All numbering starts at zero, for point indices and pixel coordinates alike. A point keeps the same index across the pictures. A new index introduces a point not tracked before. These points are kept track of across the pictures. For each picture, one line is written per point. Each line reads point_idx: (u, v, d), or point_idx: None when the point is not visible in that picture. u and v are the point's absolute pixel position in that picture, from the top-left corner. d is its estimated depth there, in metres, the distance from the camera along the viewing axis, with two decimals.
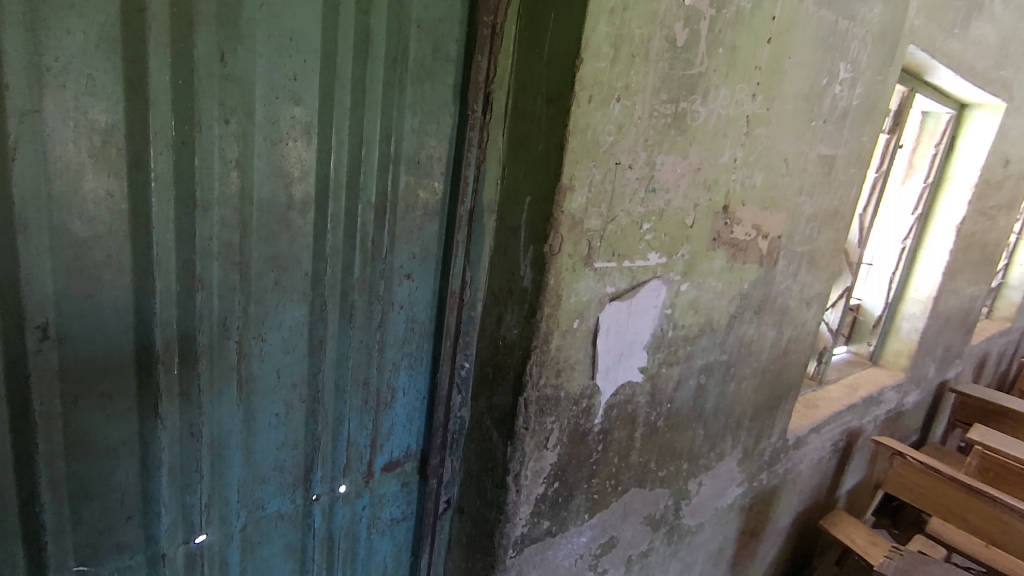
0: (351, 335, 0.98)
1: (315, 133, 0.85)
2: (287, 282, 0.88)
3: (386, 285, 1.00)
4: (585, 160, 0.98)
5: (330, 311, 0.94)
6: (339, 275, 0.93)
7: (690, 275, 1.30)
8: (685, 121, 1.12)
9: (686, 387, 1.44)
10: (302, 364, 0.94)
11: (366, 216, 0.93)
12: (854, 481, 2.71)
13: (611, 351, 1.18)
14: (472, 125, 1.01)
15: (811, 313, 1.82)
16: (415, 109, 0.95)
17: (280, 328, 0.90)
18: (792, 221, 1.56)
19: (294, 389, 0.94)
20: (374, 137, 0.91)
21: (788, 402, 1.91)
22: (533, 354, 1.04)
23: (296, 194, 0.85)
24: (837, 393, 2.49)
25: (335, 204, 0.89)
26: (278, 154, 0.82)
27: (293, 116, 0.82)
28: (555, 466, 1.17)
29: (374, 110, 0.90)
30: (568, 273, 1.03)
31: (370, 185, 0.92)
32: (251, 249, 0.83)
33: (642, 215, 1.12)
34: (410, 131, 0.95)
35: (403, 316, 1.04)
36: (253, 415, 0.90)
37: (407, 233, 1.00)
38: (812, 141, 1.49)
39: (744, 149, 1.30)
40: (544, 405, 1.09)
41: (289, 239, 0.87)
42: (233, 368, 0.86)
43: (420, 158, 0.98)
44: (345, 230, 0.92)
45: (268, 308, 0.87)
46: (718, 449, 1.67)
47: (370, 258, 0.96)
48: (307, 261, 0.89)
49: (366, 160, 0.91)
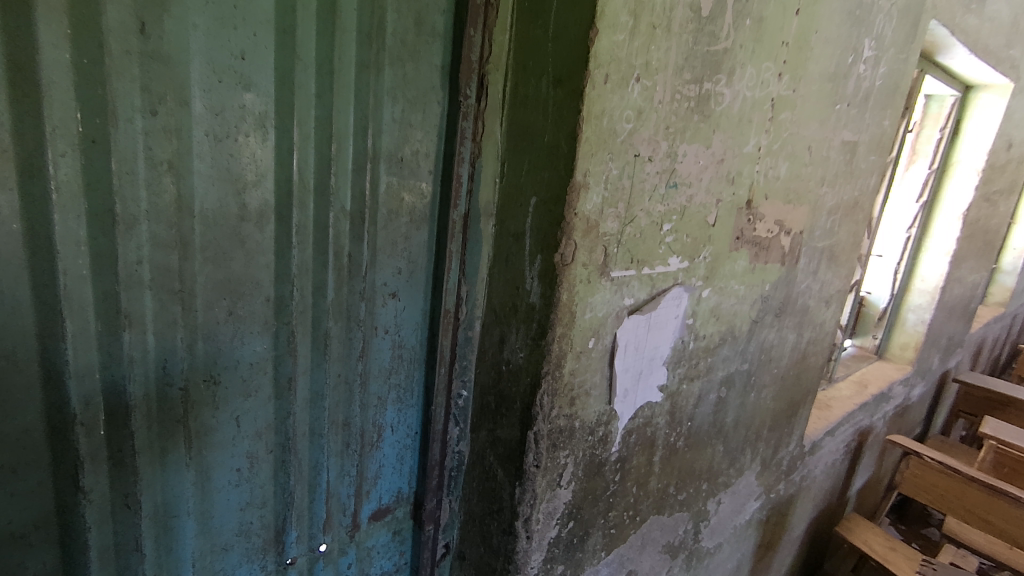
0: (328, 370, 0.81)
1: (271, 126, 0.68)
2: (245, 311, 0.72)
3: (368, 308, 0.84)
4: (600, 153, 0.82)
5: (300, 343, 0.77)
6: (309, 299, 0.77)
7: (712, 280, 1.16)
8: (709, 104, 0.98)
9: (707, 402, 1.30)
10: (267, 408, 0.77)
11: (341, 227, 0.77)
12: (864, 480, 2.61)
13: (629, 370, 1.03)
14: (465, 114, 0.84)
15: (829, 312, 1.70)
16: (396, 95, 0.78)
17: (238, 366, 0.73)
18: (814, 215, 1.43)
19: (259, 439, 0.77)
20: (347, 130, 0.74)
21: (806, 408, 1.78)
22: (544, 382, 0.89)
23: (251, 203, 0.69)
24: (847, 392, 2.39)
25: (302, 214, 0.73)
26: (225, 153, 0.65)
27: (243, 105, 0.65)
28: (569, 505, 1.02)
29: (346, 96, 0.73)
30: (582, 286, 0.88)
31: (345, 189, 0.76)
32: (196, 272, 0.66)
33: (663, 215, 0.97)
34: (390, 122, 0.79)
35: (389, 342, 0.88)
36: (209, 474, 0.74)
37: (391, 244, 0.84)
38: (836, 126, 1.36)
39: (769, 136, 1.16)
40: (557, 439, 0.94)
41: (244, 258, 0.70)
42: (179, 421, 0.69)
43: (404, 154, 0.82)
44: (314, 245, 0.75)
45: (222, 343, 0.71)
46: (737, 464, 1.54)
47: (348, 277, 0.80)
48: (268, 284, 0.73)
49: (339, 158, 0.74)
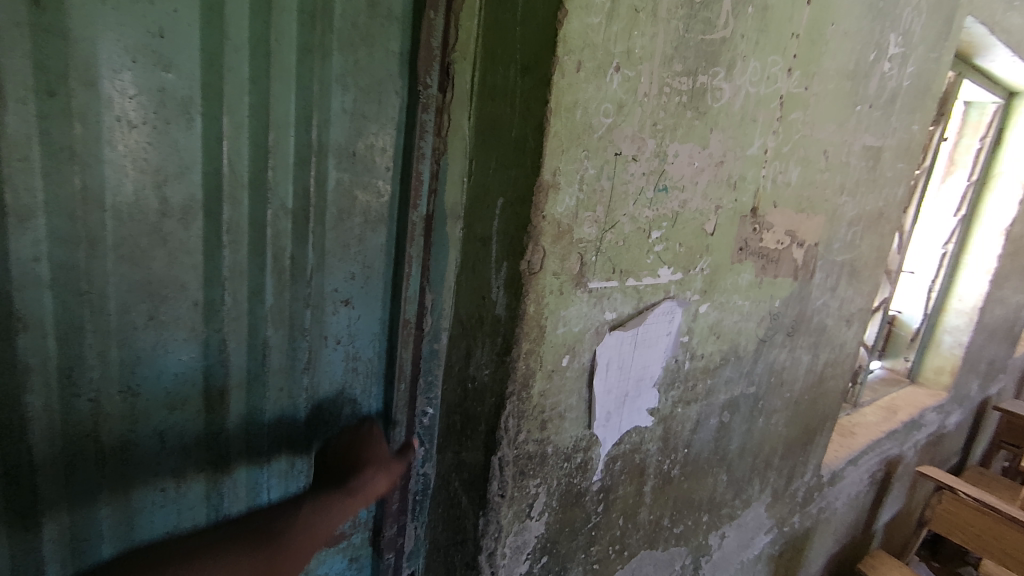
0: (268, 383, 0.75)
1: (197, 113, 0.62)
2: (168, 316, 0.65)
3: (315, 315, 0.77)
4: (573, 149, 0.74)
5: (234, 351, 0.71)
6: (244, 304, 0.70)
7: (711, 294, 1.06)
8: (704, 100, 0.88)
9: (706, 428, 1.20)
10: (197, 424, 0.70)
11: (281, 226, 0.70)
12: (892, 513, 2.43)
13: (613, 391, 0.94)
14: (426, 106, 0.77)
15: (850, 332, 1.56)
16: (346, 83, 0.72)
17: (160, 377, 0.66)
18: (831, 226, 1.31)
19: (188, 457, 0.71)
20: (286, 119, 0.67)
21: (824, 435, 1.65)
22: (509, 403, 0.80)
23: (173, 197, 0.62)
24: (873, 417, 2.23)
25: (233, 211, 0.66)
26: (141, 141, 0.59)
27: (161, 88, 0.59)
28: (542, 539, 0.93)
29: (286, 82, 0.66)
30: (553, 297, 0.79)
31: (285, 184, 0.69)
32: (107, 273, 0.60)
33: (650, 221, 0.88)
34: (340, 112, 0.72)
35: (341, 353, 0.82)
36: (127, 494, 0.67)
37: (342, 246, 0.77)
38: (856, 129, 1.25)
39: (777, 138, 1.05)
40: (525, 466, 0.85)
41: (166, 258, 0.63)
42: (88, 436, 0.63)
43: (356, 148, 0.75)
44: (250, 245, 0.68)
45: (141, 351, 0.64)
46: (744, 495, 1.42)
47: (290, 281, 0.73)
48: (195, 286, 0.66)
49: (277, 149, 0.67)
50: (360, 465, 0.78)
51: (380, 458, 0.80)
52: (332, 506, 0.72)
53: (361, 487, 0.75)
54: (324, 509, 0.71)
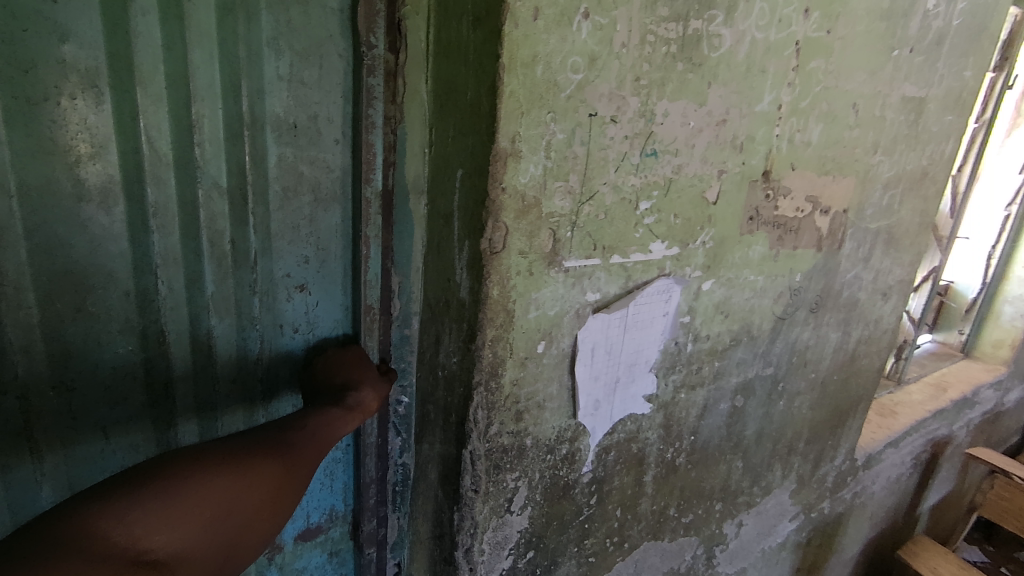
0: (217, 374, 0.72)
1: (106, 86, 0.56)
2: (99, 307, 0.62)
3: (265, 302, 0.72)
4: (536, 111, 0.65)
5: (174, 343, 0.67)
6: (182, 294, 0.66)
7: (715, 270, 0.95)
8: (699, 49, 0.77)
9: (716, 413, 1.11)
10: (142, 418, 0.68)
11: (216, 207, 0.65)
12: (940, 496, 2.27)
13: (601, 378, 0.86)
14: (373, 69, 0.69)
15: (888, 306, 1.42)
16: (280, 47, 0.65)
17: (97, 371, 0.64)
18: (863, 189, 1.17)
19: (137, 452, 0.69)
20: (211, 89, 0.61)
21: (857, 417, 1.52)
22: (477, 393, 0.74)
23: (89, 179, 0.58)
24: (920, 396, 2.06)
25: (158, 192, 0.61)
26: (46, 120, 0.55)
27: (61, 60, 0.54)
28: (526, 534, 0.87)
29: (206, 48, 0.60)
30: (521, 279, 0.72)
31: (217, 162, 0.64)
32: (23, 262, 0.57)
33: (638, 189, 0.79)
34: (275, 80, 0.65)
35: (300, 339, 0.77)
36: (74, 489, 0.66)
37: (291, 228, 0.71)
38: (893, 78, 1.09)
39: (794, 90, 0.93)
40: (501, 459, 0.80)
41: (88, 246, 0.60)
42: (20, 433, 0.61)
43: (297, 119, 0.68)
44: (182, 230, 0.64)
45: (73, 345, 0.62)
46: (763, 482, 1.33)
47: (232, 268, 0.68)
48: (124, 276, 0.62)
49: (203, 124, 0.62)
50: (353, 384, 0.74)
51: (371, 381, 0.76)
52: (333, 421, 0.69)
53: (357, 407, 0.72)
54: (326, 423, 0.68)
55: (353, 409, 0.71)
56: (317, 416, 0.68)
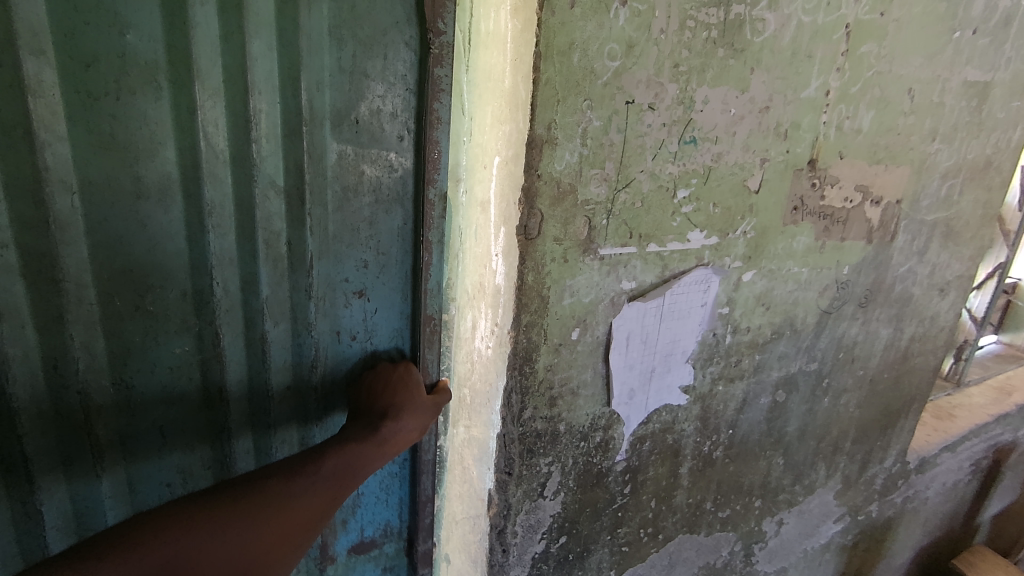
0: (270, 383, 0.71)
1: (164, 81, 0.55)
2: (157, 306, 0.61)
3: (322, 312, 0.71)
4: (572, 99, 0.66)
5: (229, 346, 0.67)
6: (237, 296, 0.65)
7: (756, 261, 0.94)
8: (742, 34, 0.76)
9: (757, 407, 1.09)
10: (198, 418, 0.68)
11: (272, 206, 0.63)
12: (1003, 505, 2.15)
13: (636, 367, 0.86)
14: (439, 59, 0.65)
15: (945, 303, 1.35)
16: (342, 37, 0.61)
17: (155, 371, 0.63)
18: (918, 179, 1.12)
19: (192, 452, 0.69)
20: (269, 83, 0.59)
21: (910, 418, 1.46)
22: (510, 376, 0.76)
23: (148, 176, 0.57)
24: (981, 399, 1.95)
25: (216, 191, 0.60)
26: (105, 115, 0.53)
27: (122, 53, 0.52)
28: (559, 519, 0.88)
29: (266, 39, 0.57)
30: (556, 265, 0.73)
31: (274, 160, 0.62)
32: (83, 260, 0.56)
33: (676, 177, 0.78)
34: (337, 72, 0.62)
35: (356, 347, 0.75)
36: (133, 485, 0.67)
37: (350, 229, 0.69)
38: (953, 61, 1.04)
39: (843, 76, 0.89)
40: (534, 444, 0.81)
41: (147, 244, 0.59)
42: (81, 426, 0.61)
43: (359, 115, 0.64)
44: (238, 229, 0.62)
45: (131, 342, 0.61)
46: (806, 481, 1.29)
47: (288, 272, 0.67)
48: (182, 275, 0.61)
49: (259, 120, 0.59)
50: (394, 409, 0.68)
51: (417, 404, 0.71)
52: (359, 457, 0.63)
53: (391, 436, 0.66)
54: (350, 461, 0.63)
55: (386, 442, 0.66)
56: (342, 453, 0.63)
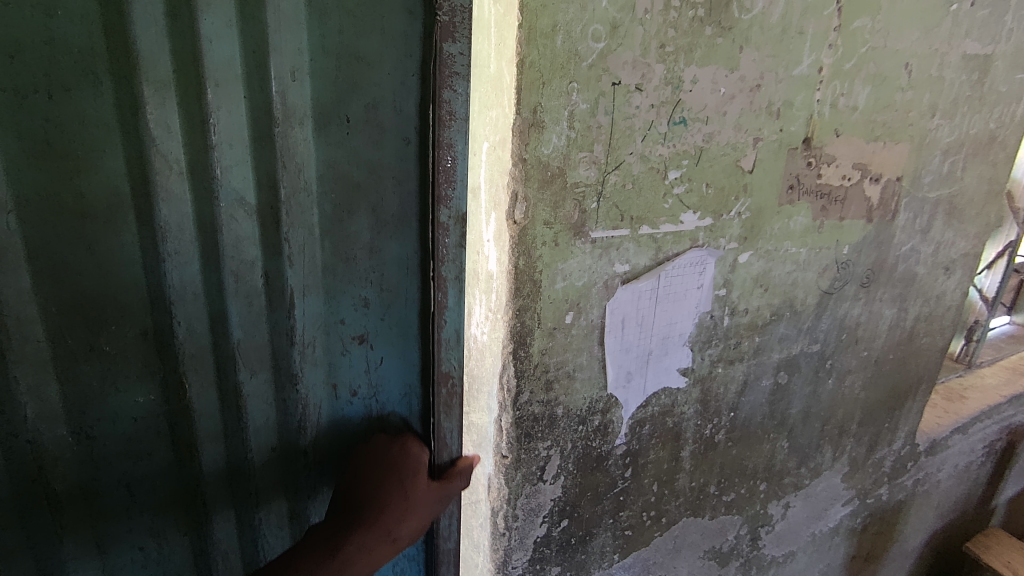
0: (250, 448, 0.71)
1: (103, 73, 0.51)
2: (115, 347, 0.60)
3: (311, 361, 0.70)
4: (557, 82, 0.66)
5: (198, 399, 0.65)
6: (205, 336, 0.63)
7: (753, 241, 0.93)
8: (729, 12, 0.75)
9: (758, 390, 1.08)
10: (168, 475, 0.67)
11: (240, 223, 0.60)
12: (1018, 488, 2.12)
13: (633, 351, 0.87)
14: (448, 33, 0.61)
15: (951, 282, 1.34)
16: (326, 7, 0.58)
17: (118, 423, 0.62)
18: (918, 156, 1.10)
19: (165, 515, 0.69)
20: (230, 68, 0.55)
21: (918, 400, 1.45)
22: (507, 361, 0.76)
23: (91, 193, 0.54)
24: (994, 380, 1.93)
25: (170, 209, 0.57)
26: (38, 117, 0.50)
27: (51, 41, 0.49)
28: (560, 502, 0.89)
29: (221, 15, 0.53)
30: (547, 249, 0.73)
31: (239, 168, 0.59)
32: (26, 291, 0.54)
33: (667, 158, 0.78)
34: (319, 53, 0.59)
35: (359, 404, 0.75)
36: (103, 547, 0.67)
37: (343, 258, 0.67)
38: (951, 35, 1.02)
39: (836, 52, 0.88)
40: (532, 428, 0.82)
41: (96, 271, 0.57)
42: (37, 483, 0.60)
43: (350, 113, 0.62)
44: (199, 253, 0.60)
45: (88, 388, 0.60)
46: (811, 464, 1.29)
47: (264, 309, 0.65)
48: (141, 313, 0.60)
49: (218, 122, 0.56)
50: (381, 505, 0.69)
51: (417, 498, 0.72)
52: None
53: (363, 552, 0.67)
54: None
55: (348, 561, 0.66)
56: None
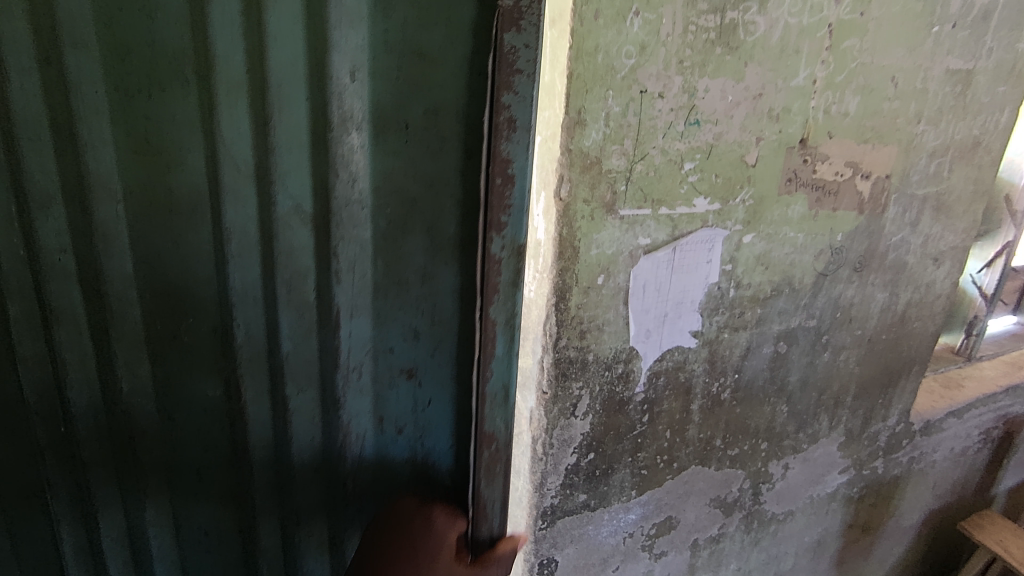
0: (294, 460, 0.83)
1: (190, 71, 0.64)
2: (190, 338, 0.74)
3: (355, 389, 0.81)
4: (597, 89, 0.85)
5: (254, 405, 0.79)
6: (262, 342, 0.76)
7: (755, 225, 1.11)
8: (736, 35, 0.93)
9: (760, 355, 1.25)
10: (228, 466, 0.82)
11: (298, 229, 0.72)
12: (1017, 479, 2.24)
13: (651, 312, 1.05)
14: (511, 23, 0.65)
15: (940, 272, 1.49)
16: (391, 19, 0.67)
17: (191, 409, 0.78)
18: (906, 157, 1.27)
19: (223, 503, 0.84)
20: (297, 73, 0.66)
21: (911, 379, 1.60)
22: (549, 312, 0.95)
23: (176, 189, 0.67)
24: (992, 371, 2.05)
25: (235, 209, 0.69)
26: (139, 112, 0.64)
27: (151, 40, 0.62)
28: (588, 437, 1.07)
29: (287, 20, 0.64)
30: (585, 222, 0.92)
31: (300, 174, 0.69)
32: (125, 277, 0.70)
33: (683, 152, 0.96)
34: (377, 55, 0.67)
35: (405, 442, 0.86)
36: (177, 514, 0.83)
37: (394, 286, 0.77)
38: (934, 53, 1.19)
39: (828, 67, 1.06)
40: (567, 369, 1.00)
41: (179, 263, 0.71)
42: (127, 446, 0.77)
43: (408, 121, 0.71)
44: (263, 259, 0.72)
45: (169, 374, 0.75)
46: (809, 430, 1.45)
47: (314, 323, 0.76)
48: (212, 307, 0.73)
49: (292, 126, 0.68)
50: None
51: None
52: None
53: None
54: None
55: None
56: None
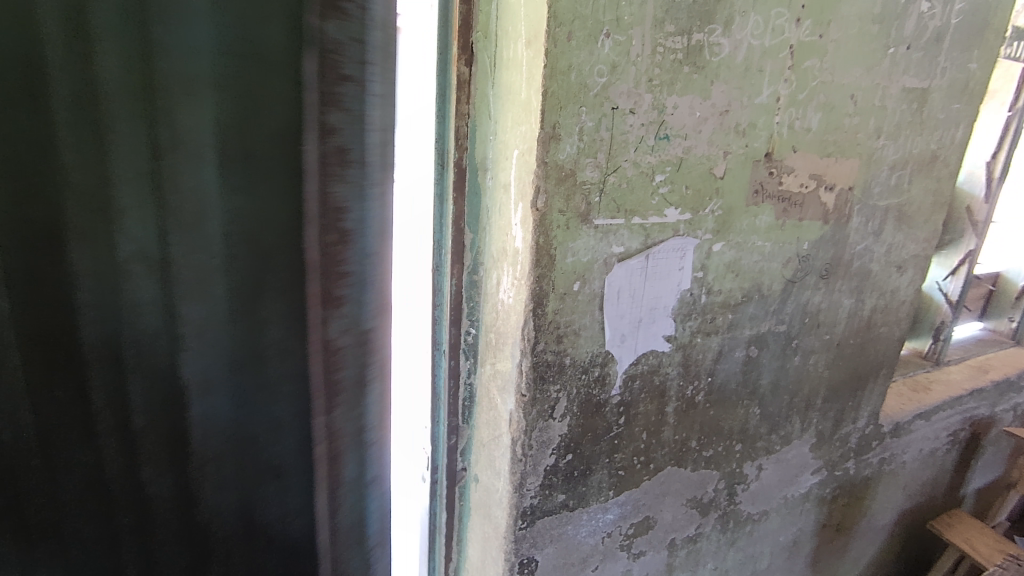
0: (156, 499, 0.98)
1: (26, 107, 0.76)
2: (45, 355, 0.85)
3: (212, 477, 1.02)
4: (571, 106, 0.90)
5: (116, 424, 0.92)
6: (112, 372, 0.90)
7: (725, 234, 1.16)
8: (702, 55, 0.99)
9: (732, 359, 1.30)
10: (88, 478, 0.93)
11: (138, 263, 0.87)
12: (986, 479, 2.31)
13: (626, 317, 1.09)
14: None
15: (903, 279, 1.56)
16: (213, 93, 0.85)
17: (55, 421, 0.88)
18: (867, 169, 1.33)
19: (79, 514, 0.94)
20: (129, 127, 0.82)
21: (879, 383, 1.66)
22: (527, 317, 0.99)
23: (23, 221, 0.79)
24: (959, 375, 2.13)
25: (76, 243, 0.83)
26: None
27: None
28: (566, 438, 1.11)
29: (116, 76, 0.80)
30: (561, 231, 0.96)
31: (131, 212, 0.85)
32: None
33: (654, 165, 1.01)
34: (199, 113, 0.85)
35: (274, 515, 1.10)
36: (45, 526, 0.92)
37: (247, 370, 0.99)
38: (891, 72, 1.26)
39: (791, 85, 1.12)
40: (545, 372, 1.04)
41: (21, 284, 0.81)
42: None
43: (243, 160, 0.90)
44: (99, 285, 0.86)
45: (27, 392, 0.85)
46: (781, 432, 1.50)
47: (162, 380, 0.94)
48: (55, 325, 0.85)
49: (128, 167, 0.83)
50: None
51: None
52: None
53: None
54: None
55: None
56: None
